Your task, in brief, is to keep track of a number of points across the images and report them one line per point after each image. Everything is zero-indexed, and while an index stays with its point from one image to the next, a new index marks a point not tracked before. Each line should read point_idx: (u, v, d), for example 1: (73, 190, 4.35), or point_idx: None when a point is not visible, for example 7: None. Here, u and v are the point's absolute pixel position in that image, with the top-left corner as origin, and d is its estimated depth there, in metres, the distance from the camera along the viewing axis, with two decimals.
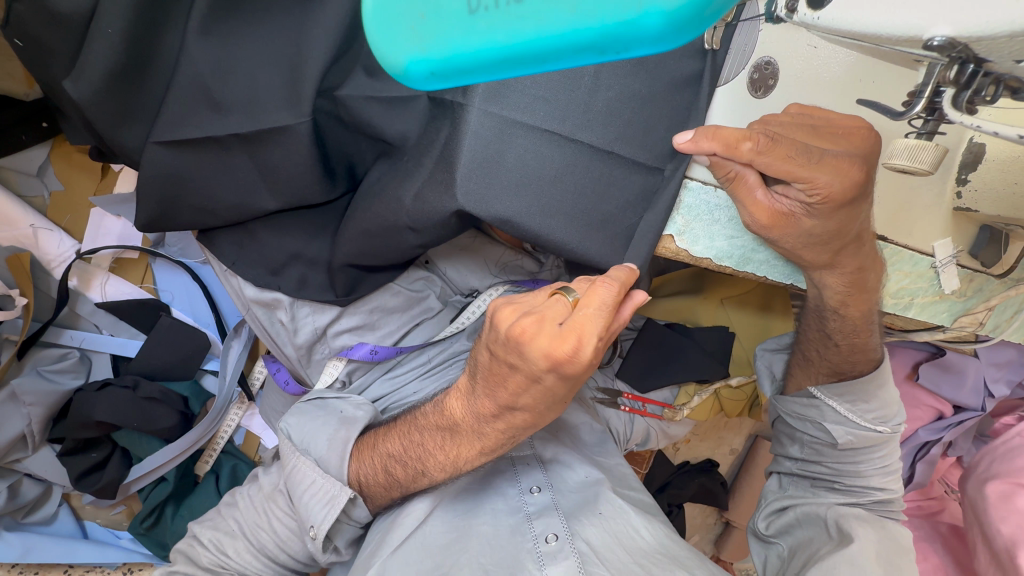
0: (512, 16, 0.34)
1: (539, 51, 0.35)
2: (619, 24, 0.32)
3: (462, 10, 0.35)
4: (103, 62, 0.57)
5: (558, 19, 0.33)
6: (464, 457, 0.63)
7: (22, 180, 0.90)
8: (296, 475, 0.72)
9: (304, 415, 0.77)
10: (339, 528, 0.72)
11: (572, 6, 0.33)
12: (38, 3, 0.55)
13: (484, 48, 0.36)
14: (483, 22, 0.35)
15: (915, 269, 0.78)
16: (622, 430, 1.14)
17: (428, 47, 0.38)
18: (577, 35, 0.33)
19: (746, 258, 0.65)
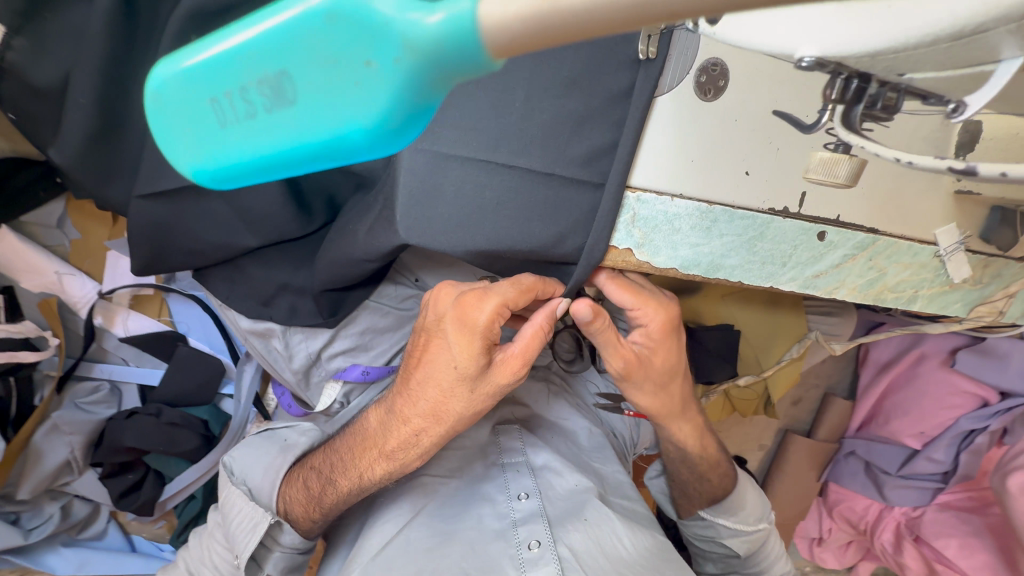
0: (255, 127, 0.25)
1: (288, 158, 0.26)
2: (337, 139, 0.24)
3: (210, 117, 0.26)
4: (81, 129, 0.62)
5: (284, 132, 0.25)
6: (371, 469, 0.67)
7: (45, 232, 0.99)
8: (229, 503, 0.77)
9: (249, 446, 0.83)
10: (266, 554, 0.75)
11: (296, 117, 0.24)
12: (19, 82, 0.60)
13: (244, 157, 0.26)
14: (235, 135, 0.26)
15: (916, 261, 0.71)
16: (628, 435, 1.07)
17: (198, 157, 0.27)
18: (307, 148, 0.25)
19: (715, 265, 0.63)
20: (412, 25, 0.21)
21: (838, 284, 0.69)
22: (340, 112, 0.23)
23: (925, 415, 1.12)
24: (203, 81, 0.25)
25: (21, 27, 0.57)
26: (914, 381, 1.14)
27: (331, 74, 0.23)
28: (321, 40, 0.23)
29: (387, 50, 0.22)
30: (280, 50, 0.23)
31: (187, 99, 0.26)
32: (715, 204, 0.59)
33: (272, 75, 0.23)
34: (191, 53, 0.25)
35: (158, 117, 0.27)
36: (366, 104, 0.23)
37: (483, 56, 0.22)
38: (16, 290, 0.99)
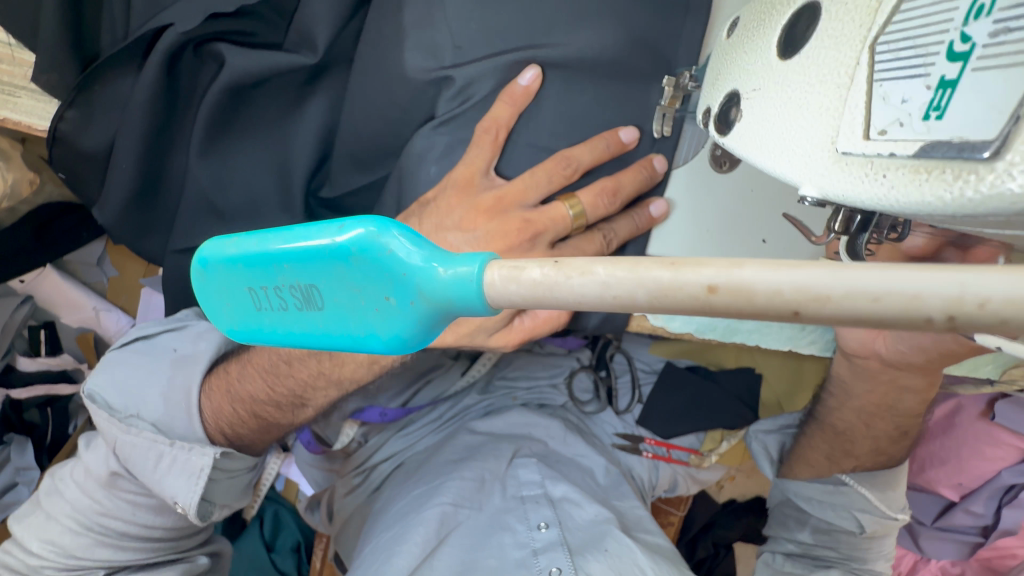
0: (287, 319, 0.28)
1: (312, 346, 0.29)
2: (358, 340, 0.27)
3: (251, 303, 0.29)
4: (124, 191, 0.66)
5: (310, 327, 0.28)
6: (349, 373, 0.68)
7: (86, 269, 1.05)
8: (125, 447, 0.70)
9: (117, 372, 0.73)
10: (216, 487, 0.72)
11: (321, 319, 0.27)
12: (69, 147, 0.64)
13: (270, 334, 0.29)
14: (266, 317, 0.29)
15: None
16: (647, 478, 1.05)
17: (233, 326, 0.31)
18: (331, 343, 0.28)
19: (732, 329, 0.63)
20: (429, 277, 0.25)
21: None
22: (361, 324, 0.27)
23: (963, 465, 1.07)
24: (244, 272, 0.29)
25: (73, 100, 0.61)
26: (952, 431, 1.08)
27: (358, 298, 0.27)
28: (346, 271, 0.26)
29: (405, 292, 0.26)
30: (310, 269, 0.27)
31: (227, 279, 0.30)
32: None
33: (303, 286, 0.27)
34: (232, 246, 0.29)
35: (205, 290, 0.31)
36: (385, 325, 0.26)
37: (489, 308, 0.24)
38: (57, 325, 1.05)
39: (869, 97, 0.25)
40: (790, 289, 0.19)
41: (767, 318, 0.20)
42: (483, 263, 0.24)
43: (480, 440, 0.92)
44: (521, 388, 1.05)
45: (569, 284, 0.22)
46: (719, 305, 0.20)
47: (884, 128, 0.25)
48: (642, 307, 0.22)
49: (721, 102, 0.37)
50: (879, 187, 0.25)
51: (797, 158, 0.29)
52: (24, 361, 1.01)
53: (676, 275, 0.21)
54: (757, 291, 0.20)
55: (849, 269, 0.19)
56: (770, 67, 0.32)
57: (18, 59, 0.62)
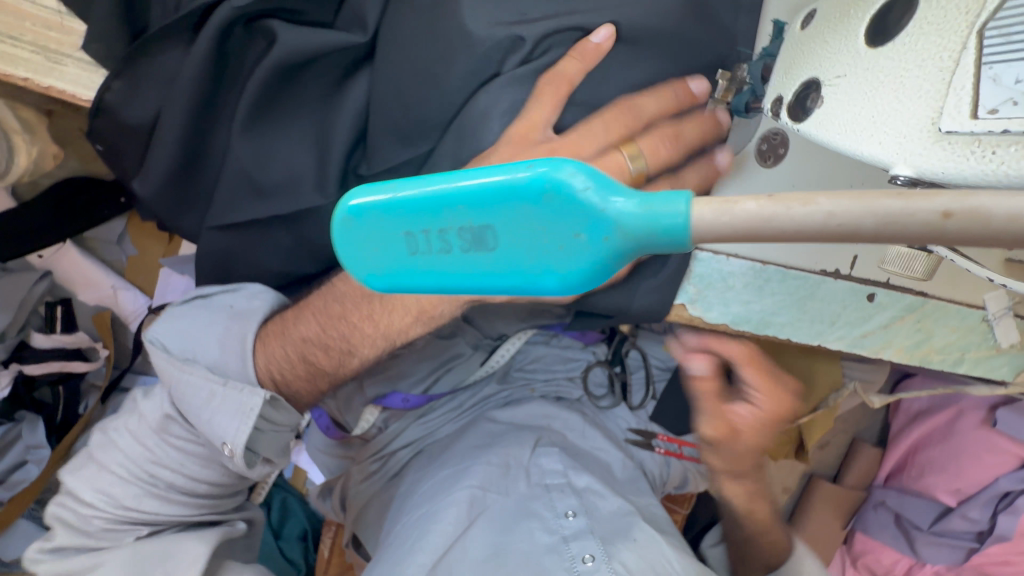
0: (451, 261, 0.31)
1: (472, 286, 0.32)
2: (525, 278, 0.31)
3: (407, 248, 0.32)
4: (164, 164, 0.66)
5: (477, 269, 0.31)
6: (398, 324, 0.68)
7: (105, 247, 1.04)
8: (181, 387, 0.71)
9: (178, 322, 0.74)
10: (261, 437, 0.70)
11: (490, 260, 0.31)
12: (112, 117, 0.64)
13: (429, 276, 0.33)
14: (425, 261, 0.32)
15: (965, 324, 0.70)
16: (658, 474, 1.05)
17: (383, 270, 0.34)
18: (496, 282, 0.31)
19: (765, 322, 0.64)
20: (624, 214, 0.28)
21: (884, 344, 0.69)
22: (540, 261, 0.30)
23: (962, 472, 1.11)
24: (406, 216, 0.32)
25: (119, 71, 0.62)
26: (952, 437, 1.13)
27: (540, 237, 0.30)
28: (533, 209, 0.29)
29: (598, 228, 0.29)
30: (489, 210, 0.30)
31: (381, 224, 0.33)
32: (768, 263, 0.61)
33: (479, 227, 0.30)
34: (392, 191, 0.32)
35: (350, 235, 0.34)
36: (560, 263, 0.30)
37: (682, 243, 0.27)
38: (73, 302, 1.03)
39: (977, 78, 0.31)
40: (1016, 215, 0.22)
41: (995, 242, 0.23)
42: (681, 201, 0.27)
43: (502, 428, 0.93)
44: (538, 380, 1.05)
45: (792, 213, 0.25)
46: (951, 229, 0.23)
47: (993, 107, 0.30)
48: (867, 234, 0.24)
49: (796, 90, 0.42)
50: (988, 162, 0.30)
51: (893, 137, 0.34)
52: (38, 337, 0.99)
53: (908, 204, 0.23)
54: (995, 218, 0.22)
55: None
56: (858, 54, 0.38)
57: (67, 28, 0.63)
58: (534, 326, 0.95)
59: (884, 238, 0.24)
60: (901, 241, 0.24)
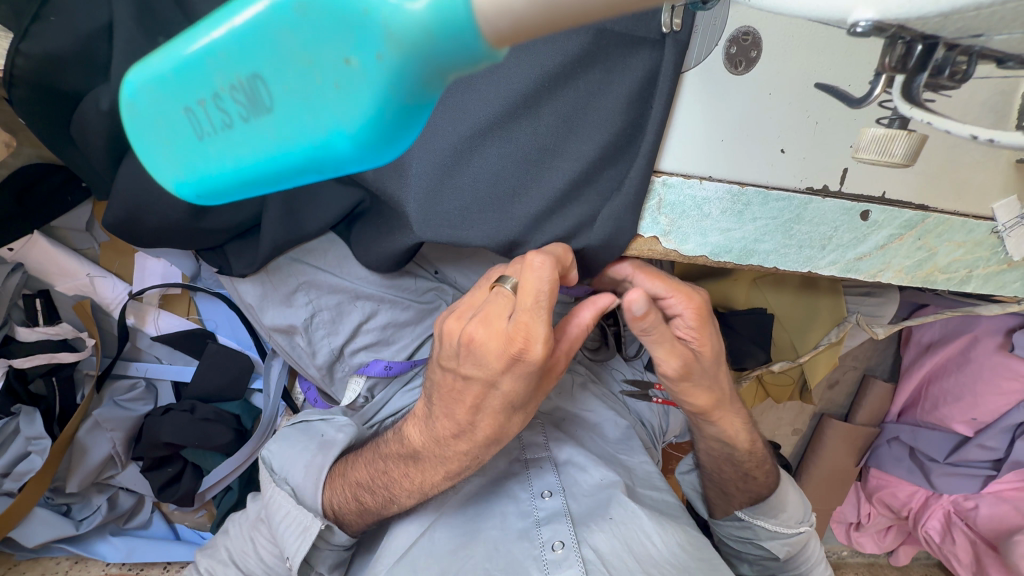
0: (235, 139, 0.24)
1: (272, 172, 0.25)
2: (317, 149, 0.24)
3: (189, 133, 0.25)
4: (98, 136, 0.61)
5: (262, 144, 0.24)
6: (429, 483, 0.64)
7: (75, 235, 1.02)
8: (274, 508, 0.71)
9: (289, 453, 0.75)
10: (318, 554, 0.72)
11: (273, 128, 0.24)
12: (32, 86, 0.59)
13: (224, 169, 0.26)
14: (214, 147, 0.25)
15: (971, 238, 0.65)
16: (657, 423, 1.03)
17: (179, 171, 0.27)
18: (291, 159, 0.24)
19: (748, 251, 0.60)
20: (396, 11, 0.20)
21: (882, 267, 0.64)
22: (321, 114, 0.22)
23: (978, 402, 1.05)
24: (177, 86, 0.25)
25: (27, 30, 0.56)
26: (966, 366, 1.06)
27: (311, 75, 0.22)
28: (293, 34, 0.22)
29: (369, 44, 0.21)
30: (249, 53, 0.23)
31: (160, 105, 0.26)
32: (746, 186, 0.56)
33: (244, 79, 0.23)
34: (158, 59, 0.25)
35: (138, 130, 0.27)
36: (349, 114, 0.22)
37: (476, 45, 0.20)
38: (52, 293, 1.02)
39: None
40: None
41: None
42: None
43: None
44: None
45: None
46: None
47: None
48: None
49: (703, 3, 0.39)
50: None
51: None
52: (22, 331, 0.98)
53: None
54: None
55: None
56: None
57: None
58: None
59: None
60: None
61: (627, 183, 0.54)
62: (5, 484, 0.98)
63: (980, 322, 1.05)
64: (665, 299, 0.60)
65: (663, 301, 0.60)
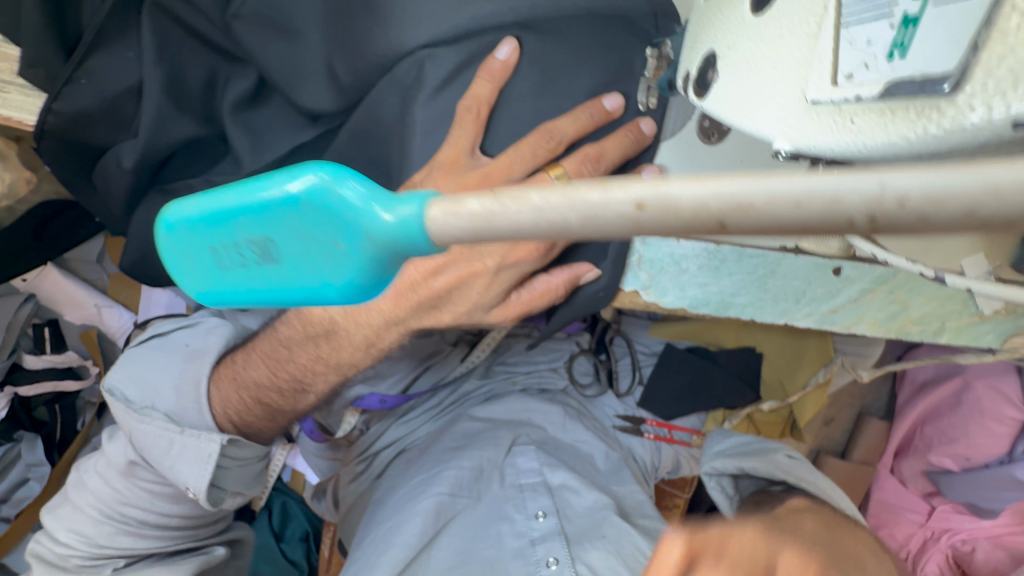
0: (245, 274, 0.27)
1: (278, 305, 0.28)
2: (308, 297, 0.27)
3: (210, 264, 0.28)
4: (121, 183, 0.66)
5: (268, 285, 0.27)
6: (346, 359, 0.69)
7: (86, 266, 1.07)
8: (142, 436, 0.72)
9: (154, 376, 0.75)
10: (224, 474, 0.73)
11: (279, 273, 0.26)
12: (66, 138, 0.64)
13: (236, 297, 0.28)
14: (229, 278, 0.28)
15: (943, 293, 0.66)
16: (649, 460, 1.01)
17: (197, 290, 0.30)
18: (293, 300, 0.27)
19: (725, 303, 0.63)
20: (373, 220, 0.24)
21: (856, 319, 0.67)
22: (316, 272, 0.26)
23: (972, 441, 1.06)
24: (200, 230, 0.27)
25: (60, 91, 0.60)
26: (960, 408, 1.08)
27: (309, 247, 0.25)
28: (298, 220, 0.25)
29: (353, 235, 0.24)
30: (264, 219, 0.25)
31: (183, 243, 0.29)
32: (723, 244, 0.58)
33: (255, 241, 0.26)
34: (189, 203, 0.28)
35: (168, 252, 0.29)
36: (339, 272, 0.25)
37: (432, 248, 0.24)
38: (61, 322, 1.07)
39: (836, 43, 0.26)
40: (714, 202, 0.17)
41: (694, 234, 0.18)
42: (425, 203, 0.23)
43: (479, 426, 0.91)
44: (520, 373, 1.04)
45: (505, 212, 0.20)
46: (648, 224, 0.19)
47: (850, 73, 0.26)
48: (576, 233, 0.20)
49: (699, 66, 0.38)
50: (847, 133, 0.26)
51: (775, 112, 0.30)
52: (30, 359, 1.02)
53: (607, 195, 0.19)
54: (683, 205, 0.18)
55: (771, 177, 0.17)
56: (745, 24, 0.33)
57: (5, 55, 0.64)
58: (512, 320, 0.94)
59: (591, 235, 0.20)
60: (607, 238, 0.20)
61: (609, 252, 0.59)
62: (1, 511, 0.97)
63: (968, 366, 1.07)
64: None
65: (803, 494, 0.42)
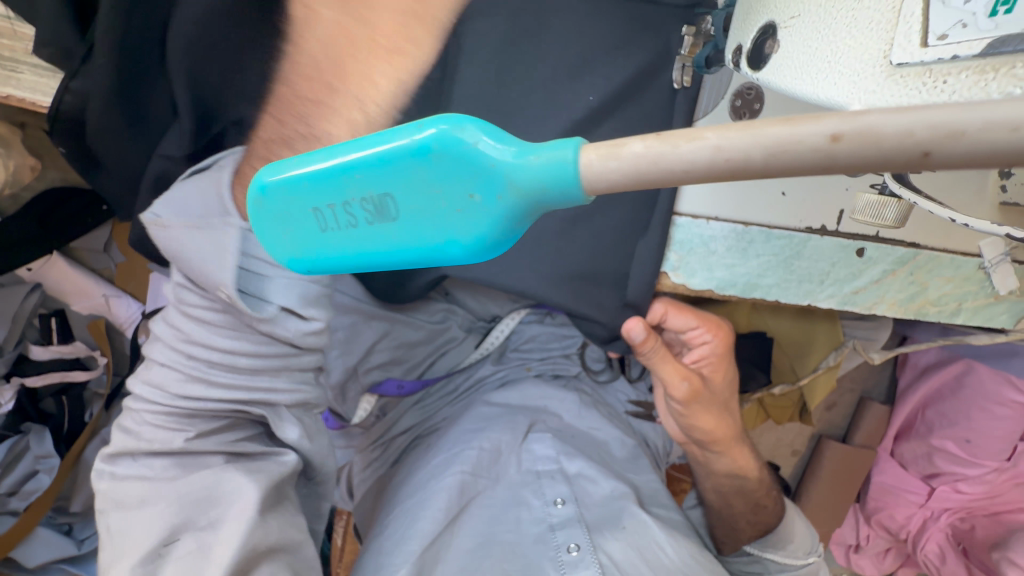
0: (357, 235, 0.30)
1: (390, 263, 0.31)
2: (428, 251, 0.29)
3: (316, 228, 0.32)
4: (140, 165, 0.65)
5: (383, 243, 0.30)
6: None
7: (92, 255, 1.04)
8: None
9: None
10: None
11: (396, 232, 0.29)
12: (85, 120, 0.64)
13: (346, 256, 0.32)
14: (336, 239, 0.32)
15: (960, 274, 0.68)
16: (661, 444, 1.03)
17: (300, 252, 0.34)
18: (408, 255, 0.30)
19: (752, 285, 0.64)
20: (519, 167, 0.26)
21: (877, 300, 0.68)
22: (443, 229, 0.28)
23: (974, 425, 1.07)
24: (309, 192, 0.31)
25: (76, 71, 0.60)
26: (961, 391, 1.08)
27: (437, 201, 0.28)
28: (425, 171, 0.27)
29: (491, 186, 0.26)
30: (382, 178, 0.28)
31: (292, 202, 0.32)
32: (751, 225, 0.61)
33: (376, 196, 0.29)
34: (293, 168, 0.31)
35: (264, 216, 0.33)
36: (469, 224, 0.28)
37: (578, 192, 0.25)
38: (67, 312, 1.05)
39: (926, 4, 0.28)
40: (922, 129, 0.18)
41: (892, 164, 0.19)
42: (577, 147, 0.24)
43: (496, 411, 0.91)
44: (535, 359, 1.02)
45: (676, 151, 0.22)
46: (842, 156, 0.19)
47: (943, 34, 0.27)
48: (764, 168, 0.21)
49: (755, 37, 0.40)
50: (941, 93, 0.27)
51: (849, 76, 0.31)
52: (36, 350, 1.01)
53: (796, 130, 0.20)
54: (885, 136, 0.19)
55: (981, 105, 0.18)
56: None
57: (19, 33, 0.63)
58: (527, 307, 0.94)
59: (776, 171, 0.21)
60: (793, 175, 0.21)
61: (644, 230, 0.60)
62: (10, 503, 0.96)
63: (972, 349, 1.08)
64: (694, 330, 0.70)
65: (692, 331, 0.70)
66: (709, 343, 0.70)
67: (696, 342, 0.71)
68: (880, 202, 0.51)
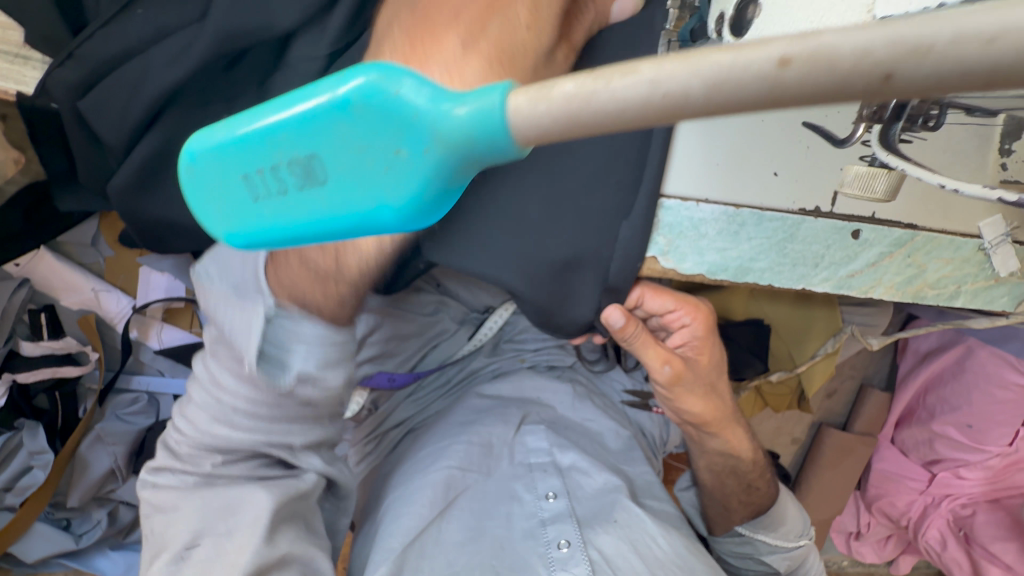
0: (285, 201, 0.29)
1: (322, 232, 0.30)
2: (359, 216, 0.28)
3: (246, 197, 0.30)
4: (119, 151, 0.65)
5: (314, 210, 0.28)
6: None
7: (80, 250, 1.04)
8: None
9: None
10: None
11: (325, 197, 0.28)
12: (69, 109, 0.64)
13: (278, 226, 0.30)
14: (267, 209, 0.30)
15: (959, 255, 0.66)
16: (658, 434, 1.02)
17: (233, 226, 0.32)
18: (339, 223, 0.29)
19: (744, 269, 0.62)
20: (444, 116, 0.24)
21: (874, 283, 0.66)
22: (373, 190, 0.26)
23: (975, 409, 1.05)
24: (238, 157, 0.30)
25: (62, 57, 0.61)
26: (962, 376, 1.06)
27: (364, 160, 0.26)
28: (350, 126, 0.26)
29: (418, 140, 0.25)
30: (308, 138, 0.27)
31: (222, 170, 0.31)
32: (742, 207, 0.59)
33: (303, 158, 0.27)
34: (223, 133, 0.30)
35: (196, 187, 0.32)
36: (399, 183, 0.26)
37: (508, 143, 0.23)
38: (57, 308, 1.04)
39: None
40: (880, 46, 0.16)
41: (846, 93, 0.17)
42: (504, 93, 0.23)
43: (488, 402, 0.90)
44: (529, 350, 1.01)
45: (609, 89, 0.19)
46: (792, 83, 0.17)
47: None
48: (700, 106, 0.18)
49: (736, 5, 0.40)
50: None
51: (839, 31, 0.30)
52: (26, 346, 0.99)
53: (740, 56, 0.17)
54: (838, 56, 0.16)
55: (950, 14, 0.15)
56: None
57: None
58: None
59: (719, 109, 0.18)
60: (737, 112, 0.18)
61: (630, 212, 0.58)
62: (7, 499, 0.97)
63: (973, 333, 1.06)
64: (673, 311, 0.68)
65: (671, 314, 0.68)
66: (687, 324, 0.68)
67: (674, 325, 0.69)
68: (869, 174, 0.49)
